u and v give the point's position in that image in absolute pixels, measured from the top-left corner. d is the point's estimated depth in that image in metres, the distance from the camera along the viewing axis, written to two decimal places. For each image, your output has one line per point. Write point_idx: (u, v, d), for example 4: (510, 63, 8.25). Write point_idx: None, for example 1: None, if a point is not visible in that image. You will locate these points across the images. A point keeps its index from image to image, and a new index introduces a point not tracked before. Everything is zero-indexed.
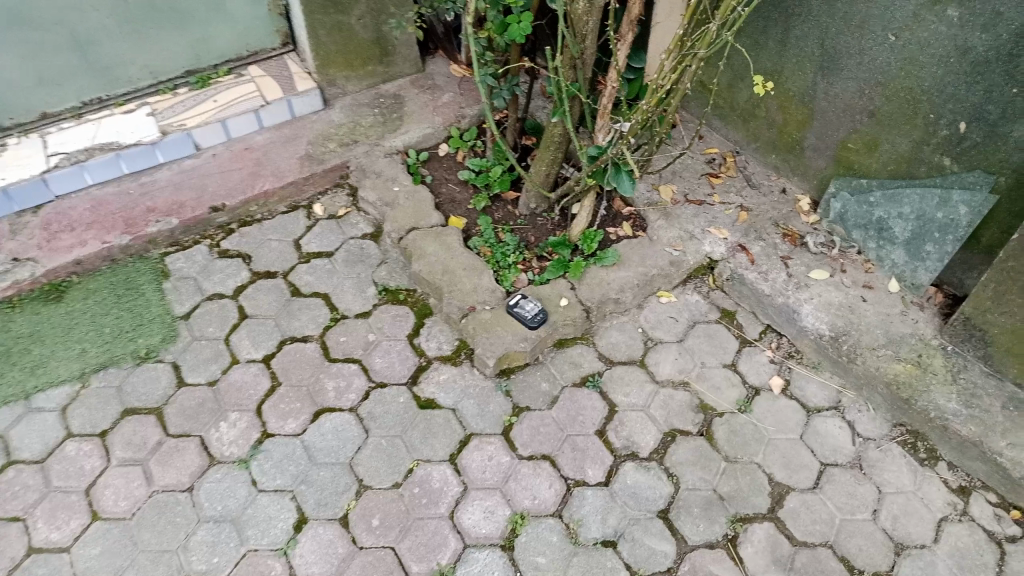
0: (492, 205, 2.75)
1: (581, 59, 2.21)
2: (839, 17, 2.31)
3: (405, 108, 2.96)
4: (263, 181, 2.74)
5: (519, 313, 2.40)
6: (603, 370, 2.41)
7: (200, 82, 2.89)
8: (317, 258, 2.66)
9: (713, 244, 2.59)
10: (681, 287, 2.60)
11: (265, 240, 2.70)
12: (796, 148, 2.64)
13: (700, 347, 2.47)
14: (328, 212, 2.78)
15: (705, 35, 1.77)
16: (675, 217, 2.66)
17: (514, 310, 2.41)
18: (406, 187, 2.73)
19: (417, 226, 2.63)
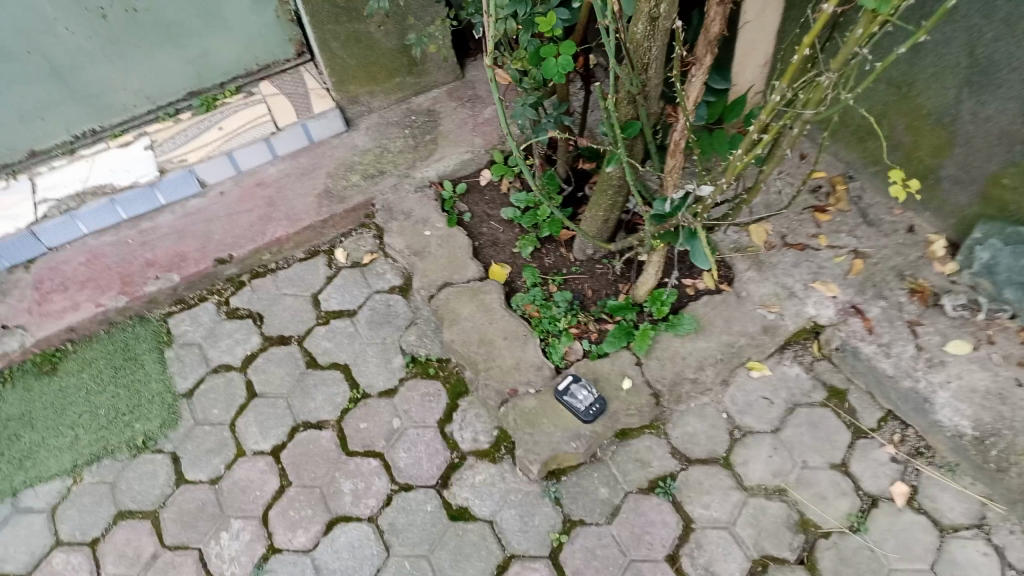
0: (541, 248, 2.27)
1: (643, 93, 1.71)
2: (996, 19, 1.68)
3: (439, 127, 2.50)
4: (275, 226, 2.35)
5: (571, 406, 1.94)
6: (677, 471, 1.96)
7: (203, 105, 2.51)
8: (337, 319, 2.26)
9: (818, 305, 2.06)
10: (777, 357, 2.11)
11: (279, 296, 2.33)
12: (928, 178, 2.06)
13: (801, 441, 1.98)
14: (351, 258, 2.37)
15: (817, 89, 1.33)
16: (769, 267, 2.13)
17: (564, 402, 1.95)
18: (439, 231, 2.29)
19: (451, 281, 2.19)
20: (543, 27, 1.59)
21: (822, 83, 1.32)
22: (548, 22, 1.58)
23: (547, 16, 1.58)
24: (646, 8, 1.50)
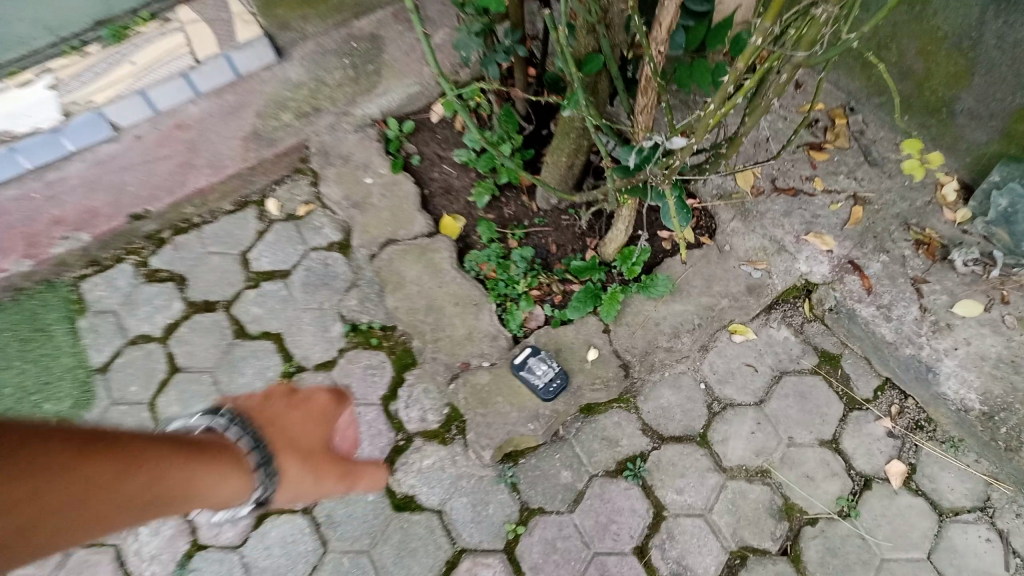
0: (500, 196, 1.98)
1: (604, 19, 1.43)
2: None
3: (383, 56, 2.18)
4: (196, 175, 2.07)
5: (529, 383, 1.72)
6: (648, 450, 1.74)
7: (113, 35, 2.18)
8: (269, 281, 2.01)
9: (811, 260, 1.80)
10: (763, 318, 1.84)
11: (204, 255, 2.06)
12: (942, 111, 1.78)
13: (786, 414, 1.76)
14: (286, 210, 2.09)
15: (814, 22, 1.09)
16: (755, 216, 1.86)
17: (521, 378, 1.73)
18: (381, 178, 2.01)
19: (395, 238, 1.94)
20: None
21: (820, 16, 1.07)
22: None
23: None
24: None
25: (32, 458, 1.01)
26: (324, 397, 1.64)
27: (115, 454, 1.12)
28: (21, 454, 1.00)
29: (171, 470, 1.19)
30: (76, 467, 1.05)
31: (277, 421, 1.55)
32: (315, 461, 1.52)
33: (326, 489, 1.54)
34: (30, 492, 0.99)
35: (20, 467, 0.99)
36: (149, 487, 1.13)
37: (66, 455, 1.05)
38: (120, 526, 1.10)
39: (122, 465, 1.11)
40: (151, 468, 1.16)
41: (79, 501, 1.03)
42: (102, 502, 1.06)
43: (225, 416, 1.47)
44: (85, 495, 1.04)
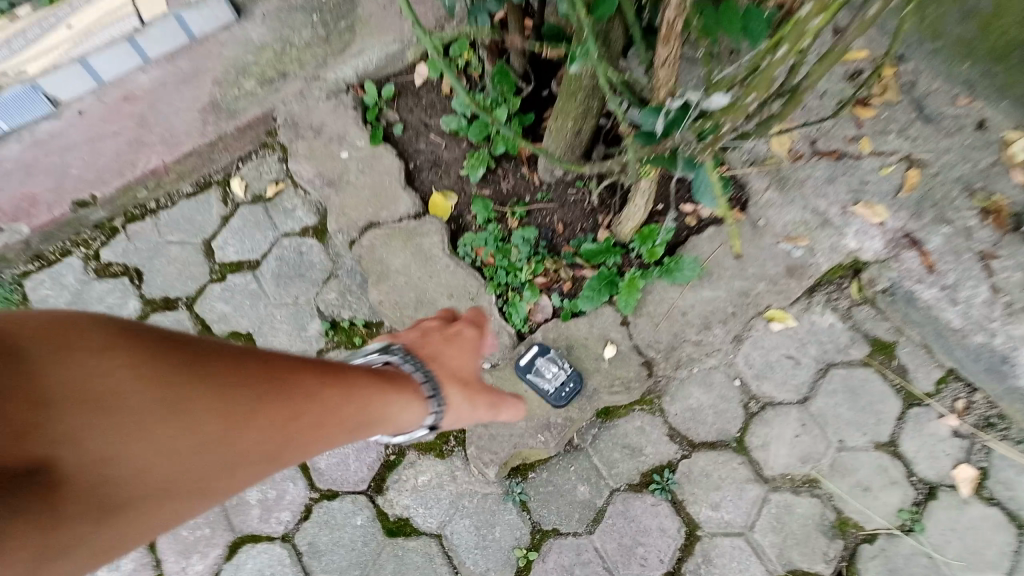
0: (496, 168, 1.73)
1: None
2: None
3: (356, 9, 1.88)
4: (148, 154, 1.81)
5: (538, 389, 1.48)
6: (676, 459, 1.51)
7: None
8: (236, 273, 1.76)
9: (861, 234, 1.55)
10: (805, 300, 1.60)
11: (162, 245, 1.81)
12: (1013, 58, 1.50)
13: (835, 414, 1.53)
14: (253, 192, 1.83)
15: None
16: (793, 184, 1.61)
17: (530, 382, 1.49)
18: (359, 151, 1.75)
19: (376, 221, 1.69)
20: None
21: None
22: None
23: None
24: None
25: (209, 370, 0.87)
26: (470, 329, 1.33)
27: (293, 368, 0.99)
28: (176, 353, 0.86)
29: (347, 385, 1.05)
30: (253, 375, 0.92)
31: (438, 357, 1.26)
32: (471, 388, 1.28)
33: (461, 409, 1.26)
34: (219, 399, 0.86)
35: (180, 363, 0.85)
36: (314, 401, 0.98)
37: (248, 362, 0.93)
38: (306, 445, 0.95)
39: (281, 369, 0.97)
40: (327, 395, 1.00)
41: (271, 411, 0.91)
42: (284, 399, 0.93)
43: (399, 352, 1.23)
44: (268, 414, 0.90)
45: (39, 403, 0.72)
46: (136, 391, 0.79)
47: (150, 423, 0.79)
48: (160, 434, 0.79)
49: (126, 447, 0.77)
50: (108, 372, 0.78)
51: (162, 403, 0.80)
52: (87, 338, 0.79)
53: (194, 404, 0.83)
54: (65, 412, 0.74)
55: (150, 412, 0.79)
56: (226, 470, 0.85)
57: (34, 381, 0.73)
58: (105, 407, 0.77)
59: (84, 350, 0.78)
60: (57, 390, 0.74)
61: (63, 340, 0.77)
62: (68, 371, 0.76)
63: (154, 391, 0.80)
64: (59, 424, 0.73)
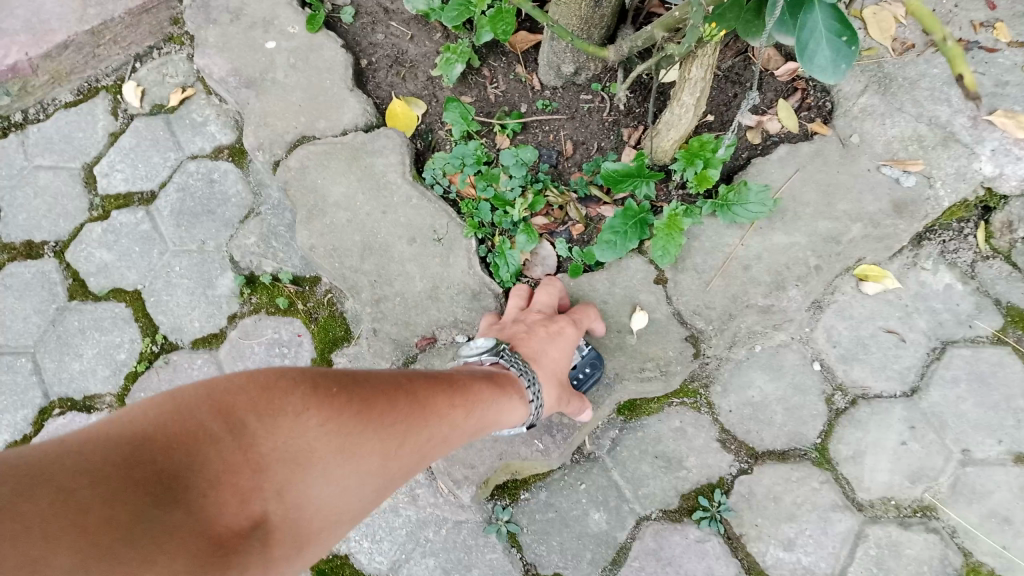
0: (480, 69, 1.25)
1: None
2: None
3: None
4: (6, 43, 1.34)
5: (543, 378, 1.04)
6: (730, 475, 1.07)
7: None
8: (122, 209, 1.29)
9: (1004, 158, 1.09)
10: (912, 251, 1.13)
11: (27, 171, 1.34)
12: None
13: (958, 413, 1.07)
14: (151, 99, 1.34)
15: None
16: (900, 87, 1.13)
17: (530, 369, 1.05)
18: (292, 42, 1.27)
19: (311, 134, 1.22)
20: None
21: None
22: None
23: None
24: None
25: (399, 399, 0.70)
26: (572, 326, 1.01)
27: (461, 377, 0.81)
28: (370, 390, 0.68)
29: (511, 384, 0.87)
30: (433, 391, 0.74)
31: (539, 356, 0.96)
32: (566, 391, 0.98)
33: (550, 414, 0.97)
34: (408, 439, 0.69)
35: (376, 406, 0.67)
36: (469, 424, 0.77)
37: (425, 390, 0.74)
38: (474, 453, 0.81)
39: (459, 383, 0.79)
40: (496, 407, 0.83)
41: (449, 428, 0.74)
42: (458, 424, 0.75)
43: (508, 351, 0.94)
44: (448, 437, 0.74)
45: (252, 477, 0.58)
46: (334, 451, 0.63)
47: (344, 474, 0.63)
48: (355, 480, 0.64)
49: (320, 500, 0.62)
50: (314, 429, 0.62)
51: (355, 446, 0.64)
52: (292, 392, 0.63)
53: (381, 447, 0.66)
54: (281, 478, 0.59)
55: (350, 467, 0.64)
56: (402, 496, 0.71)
57: (247, 454, 0.58)
58: (313, 470, 0.61)
59: (286, 413, 0.61)
60: (267, 458, 0.59)
61: (266, 396, 0.61)
62: (276, 436, 0.60)
63: (356, 444, 0.64)
64: (273, 491, 0.59)
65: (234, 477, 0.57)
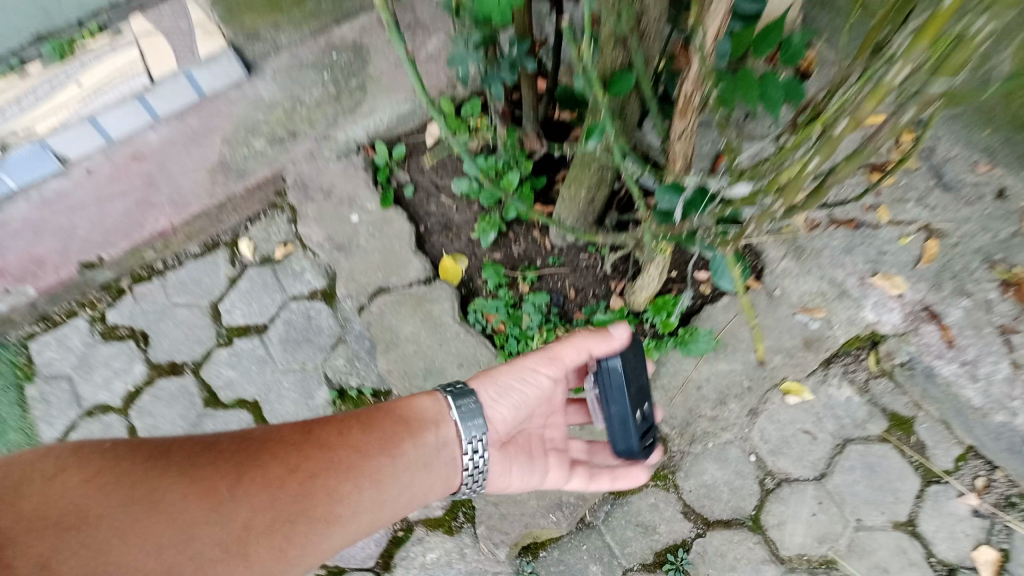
0: (507, 232, 1.71)
1: (639, 29, 1.11)
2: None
3: (369, 69, 1.88)
4: (156, 215, 1.79)
5: (626, 398, 1.17)
6: (690, 538, 1.49)
7: (56, 54, 1.89)
8: (243, 337, 1.74)
9: (879, 309, 1.53)
10: (822, 373, 1.57)
11: (168, 307, 1.79)
12: None
13: (853, 492, 1.49)
14: (261, 253, 1.80)
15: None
16: (810, 255, 1.58)
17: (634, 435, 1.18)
18: (369, 215, 1.73)
19: (386, 286, 1.68)
20: None
21: None
22: None
23: None
24: None
25: (196, 459, 0.89)
26: None
27: (289, 431, 0.99)
28: (156, 461, 0.87)
29: (350, 431, 1.03)
30: (253, 449, 0.93)
31: None
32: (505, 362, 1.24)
33: (524, 371, 1.21)
34: (212, 488, 0.86)
35: (161, 471, 0.86)
36: (306, 468, 0.94)
37: (237, 449, 0.93)
38: (363, 499, 0.97)
39: (301, 436, 0.98)
40: (346, 453, 1.00)
41: (279, 475, 0.92)
42: (279, 468, 0.92)
43: None
44: (280, 482, 0.91)
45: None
46: (100, 511, 0.80)
47: (134, 528, 0.81)
48: (155, 530, 0.82)
49: (111, 554, 0.78)
50: (79, 495, 0.81)
51: (144, 502, 0.83)
52: (47, 467, 0.83)
53: (163, 499, 0.84)
54: (35, 540, 0.76)
55: (126, 519, 0.81)
56: (250, 545, 0.85)
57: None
58: (80, 526, 0.79)
59: (45, 488, 0.80)
60: (17, 527, 0.76)
61: (14, 478, 0.80)
62: (41, 505, 0.79)
63: (123, 496, 0.82)
64: (33, 550, 0.75)
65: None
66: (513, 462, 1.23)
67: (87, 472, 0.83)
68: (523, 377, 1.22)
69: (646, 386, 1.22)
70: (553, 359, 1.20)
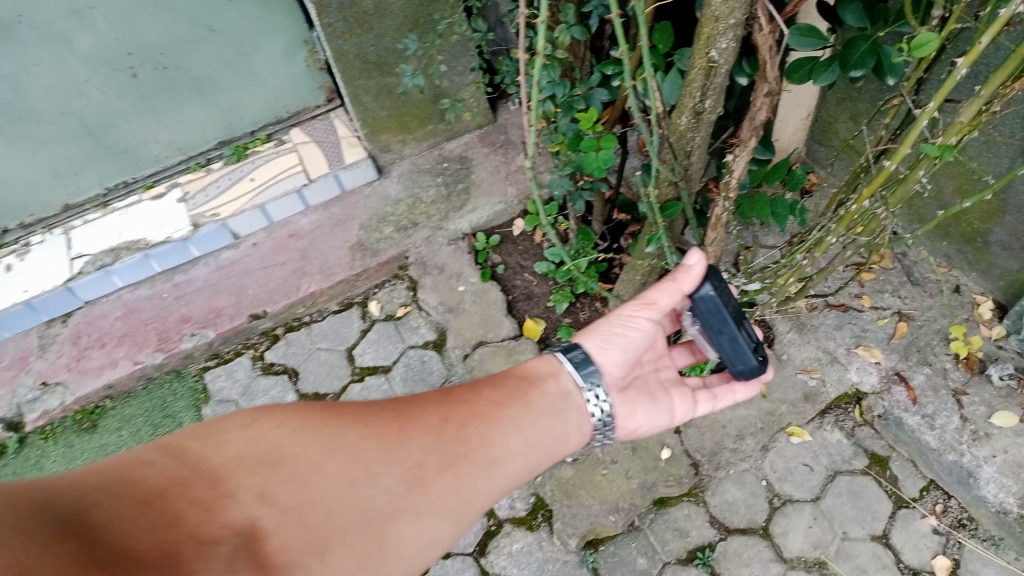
0: (576, 302, 2.23)
1: (686, 177, 1.68)
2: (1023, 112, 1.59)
3: (473, 175, 2.46)
4: (308, 280, 2.33)
5: (729, 320, 1.37)
6: (716, 541, 1.94)
7: (235, 154, 2.54)
8: (372, 375, 2.23)
9: (860, 371, 2.05)
10: (817, 422, 2.06)
11: (313, 350, 2.31)
12: (978, 241, 2.01)
13: (841, 511, 1.94)
14: (385, 311, 2.35)
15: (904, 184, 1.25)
16: (811, 329, 2.14)
17: (748, 349, 1.39)
18: (472, 286, 2.29)
19: (484, 340, 2.19)
20: (585, 124, 1.64)
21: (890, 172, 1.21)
22: (589, 116, 1.64)
23: (589, 112, 1.62)
24: (691, 101, 1.49)
25: (363, 413, 1.12)
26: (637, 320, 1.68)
27: (429, 394, 1.23)
28: (322, 413, 1.10)
29: (476, 391, 1.27)
30: (404, 407, 1.18)
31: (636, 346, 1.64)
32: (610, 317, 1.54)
33: (625, 318, 1.50)
34: (385, 436, 1.10)
35: (329, 419, 1.09)
36: (450, 420, 1.18)
37: (383, 408, 1.16)
38: (502, 445, 1.19)
39: (442, 396, 1.23)
40: (487, 408, 1.24)
41: (433, 425, 1.15)
42: (426, 419, 1.16)
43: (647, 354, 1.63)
44: (437, 429, 1.15)
45: (221, 480, 0.94)
46: (297, 448, 1.03)
47: (321, 462, 1.02)
48: (339, 464, 1.03)
49: (308, 483, 0.99)
50: (267, 436, 1.02)
51: (324, 443, 1.05)
52: (238, 420, 1.04)
53: (343, 444, 1.06)
54: (252, 475, 0.96)
55: (318, 458, 1.02)
56: (425, 479, 1.08)
57: (213, 462, 0.96)
58: (286, 461, 1.00)
59: (237, 430, 1.02)
60: (230, 464, 0.97)
61: (218, 428, 1.01)
62: (235, 446, 0.99)
63: (313, 440, 1.04)
64: (253, 483, 0.95)
65: (206, 476, 0.93)
66: (636, 405, 1.50)
67: (267, 422, 1.04)
68: (626, 324, 1.50)
69: (739, 307, 1.42)
70: (647, 305, 1.48)
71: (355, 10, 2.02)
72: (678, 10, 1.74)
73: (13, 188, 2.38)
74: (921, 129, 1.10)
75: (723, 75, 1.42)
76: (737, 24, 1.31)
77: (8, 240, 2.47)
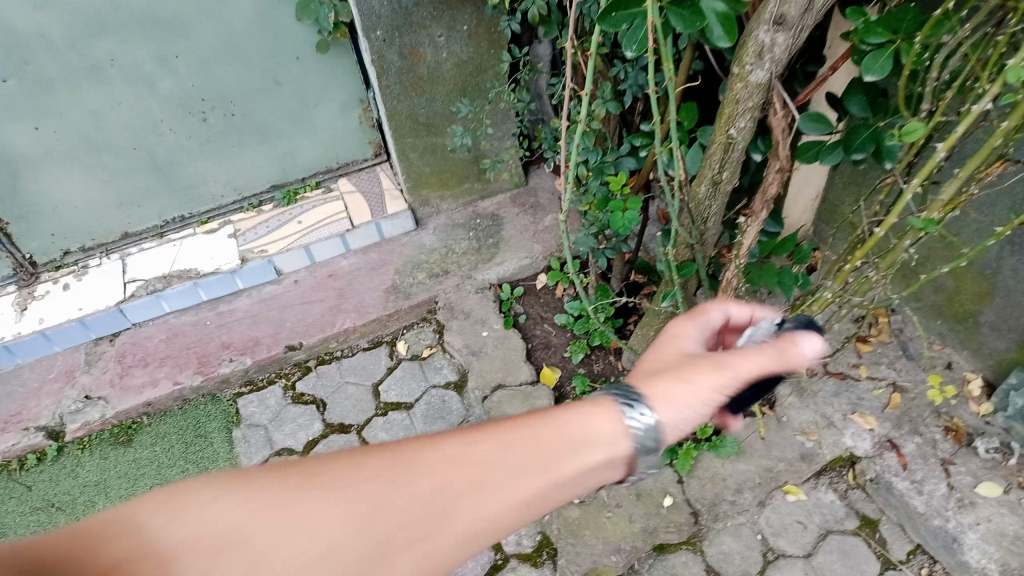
0: (591, 354, 2.38)
1: (702, 240, 1.85)
2: (1006, 202, 1.77)
3: (503, 231, 2.66)
4: (344, 317, 2.50)
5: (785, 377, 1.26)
6: None
7: (285, 198, 2.75)
8: (395, 410, 2.37)
9: (856, 436, 2.19)
10: (812, 483, 2.17)
11: (342, 384, 2.46)
12: (968, 321, 2.17)
13: (831, 568, 2.01)
14: (412, 351, 2.51)
15: (891, 252, 1.42)
16: (810, 394, 2.28)
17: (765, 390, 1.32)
18: (495, 332, 2.44)
19: (504, 384, 2.31)
20: (614, 187, 1.83)
21: (877, 236, 1.38)
22: (618, 180, 1.83)
23: (618, 176, 1.82)
24: (710, 172, 1.67)
25: (344, 477, 0.92)
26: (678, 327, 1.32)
27: (433, 439, 1.00)
28: (290, 480, 0.90)
29: (495, 429, 1.03)
30: (400, 460, 0.96)
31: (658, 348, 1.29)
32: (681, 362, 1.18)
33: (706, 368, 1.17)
34: (359, 508, 0.89)
35: (300, 485, 0.90)
36: (452, 478, 0.95)
37: (373, 459, 0.95)
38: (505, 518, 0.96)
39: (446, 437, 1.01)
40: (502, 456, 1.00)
41: (420, 492, 0.93)
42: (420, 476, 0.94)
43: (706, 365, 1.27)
44: (429, 491, 0.93)
45: (161, 564, 0.79)
46: (253, 530, 0.85)
47: (278, 547, 0.84)
48: (302, 547, 0.84)
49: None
50: (219, 515, 0.85)
51: (282, 521, 0.86)
52: (197, 487, 0.88)
53: (304, 521, 0.86)
54: (197, 560, 0.81)
55: (273, 540, 0.84)
56: (397, 556, 0.88)
57: (157, 543, 0.81)
58: (238, 545, 0.83)
59: (188, 505, 0.85)
60: (177, 547, 0.81)
61: (182, 500, 0.86)
62: (177, 528, 0.83)
63: (273, 517, 0.86)
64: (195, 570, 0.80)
65: (147, 560, 0.79)
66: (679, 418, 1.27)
67: (226, 494, 0.87)
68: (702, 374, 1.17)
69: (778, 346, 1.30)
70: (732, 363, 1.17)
71: (411, 75, 2.26)
72: (702, 93, 1.96)
73: (80, 213, 2.58)
74: (905, 202, 1.28)
75: (739, 150, 1.61)
76: (755, 107, 1.50)
77: (66, 261, 2.66)
